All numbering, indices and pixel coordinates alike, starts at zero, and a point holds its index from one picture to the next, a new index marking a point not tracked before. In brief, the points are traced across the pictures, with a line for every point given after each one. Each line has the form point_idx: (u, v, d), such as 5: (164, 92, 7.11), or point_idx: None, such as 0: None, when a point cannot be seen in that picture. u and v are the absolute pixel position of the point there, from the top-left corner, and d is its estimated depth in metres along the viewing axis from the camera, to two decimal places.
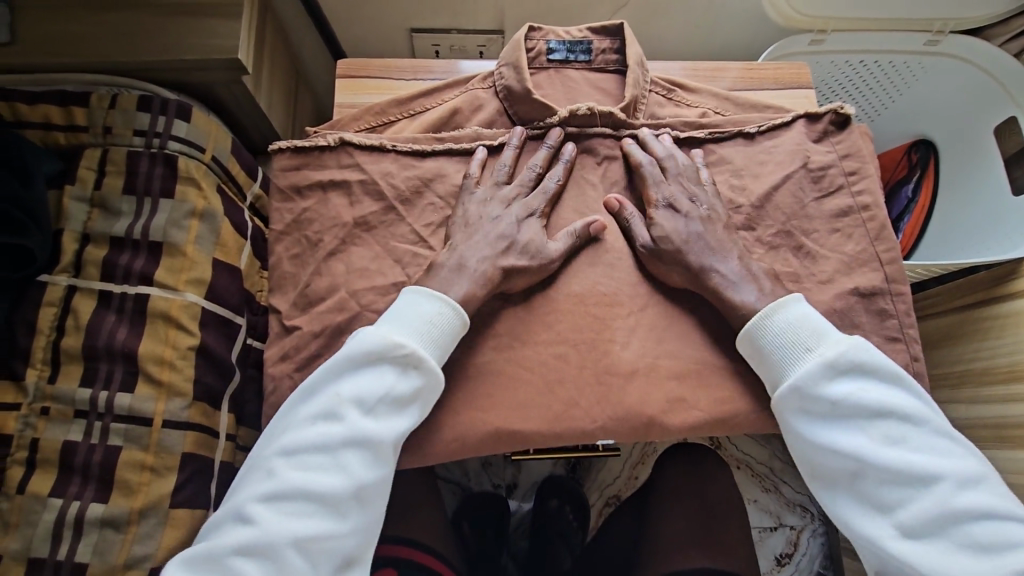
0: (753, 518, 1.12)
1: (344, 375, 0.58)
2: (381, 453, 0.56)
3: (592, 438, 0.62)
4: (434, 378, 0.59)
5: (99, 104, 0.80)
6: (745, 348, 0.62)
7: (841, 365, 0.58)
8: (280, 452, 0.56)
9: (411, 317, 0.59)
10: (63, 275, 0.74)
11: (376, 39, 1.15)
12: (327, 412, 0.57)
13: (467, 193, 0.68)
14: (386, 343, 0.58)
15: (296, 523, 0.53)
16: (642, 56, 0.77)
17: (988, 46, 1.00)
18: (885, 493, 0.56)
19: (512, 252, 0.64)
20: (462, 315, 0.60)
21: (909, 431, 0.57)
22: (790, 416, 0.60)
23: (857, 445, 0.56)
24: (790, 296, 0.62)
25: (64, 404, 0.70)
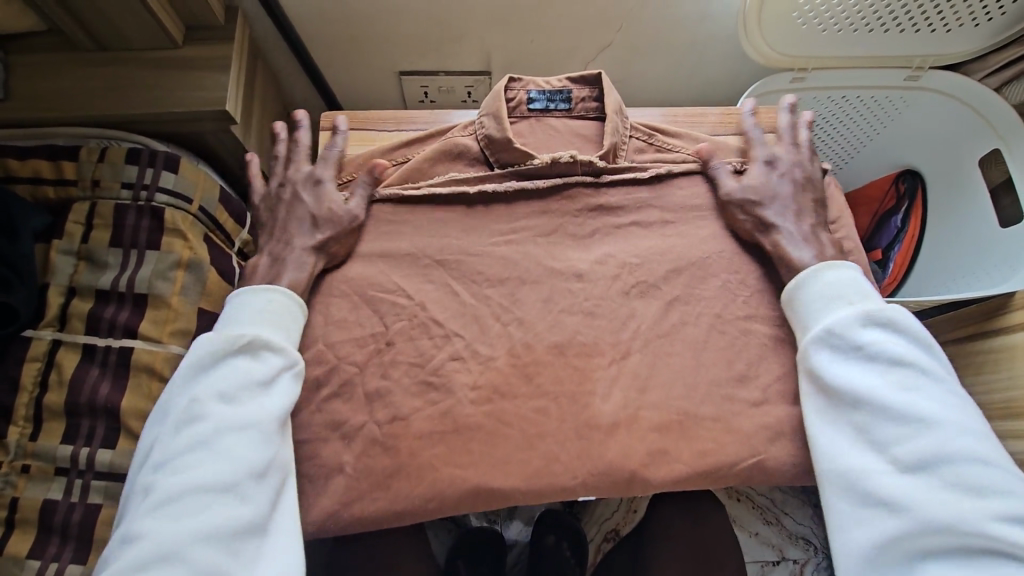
0: (754, 552, 1.09)
1: (200, 375, 0.59)
2: (263, 432, 0.57)
3: (573, 492, 0.61)
4: (288, 357, 0.61)
5: (88, 158, 0.82)
6: (788, 298, 0.66)
7: (876, 317, 0.60)
8: (156, 467, 0.56)
9: (247, 312, 0.62)
10: (48, 330, 0.75)
11: (364, 83, 1.17)
12: (188, 417, 0.57)
13: (258, 195, 0.74)
14: (225, 340, 0.60)
15: (194, 521, 0.53)
16: (620, 104, 0.78)
17: (967, 81, 1.01)
18: (886, 432, 0.57)
19: (313, 228, 0.68)
20: (290, 293, 0.64)
21: (926, 381, 0.58)
22: (812, 357, 0.62)
23: (873, 385, 0.58)
24: (844, 261, 0.65)
25: (45, 462, 0.70)
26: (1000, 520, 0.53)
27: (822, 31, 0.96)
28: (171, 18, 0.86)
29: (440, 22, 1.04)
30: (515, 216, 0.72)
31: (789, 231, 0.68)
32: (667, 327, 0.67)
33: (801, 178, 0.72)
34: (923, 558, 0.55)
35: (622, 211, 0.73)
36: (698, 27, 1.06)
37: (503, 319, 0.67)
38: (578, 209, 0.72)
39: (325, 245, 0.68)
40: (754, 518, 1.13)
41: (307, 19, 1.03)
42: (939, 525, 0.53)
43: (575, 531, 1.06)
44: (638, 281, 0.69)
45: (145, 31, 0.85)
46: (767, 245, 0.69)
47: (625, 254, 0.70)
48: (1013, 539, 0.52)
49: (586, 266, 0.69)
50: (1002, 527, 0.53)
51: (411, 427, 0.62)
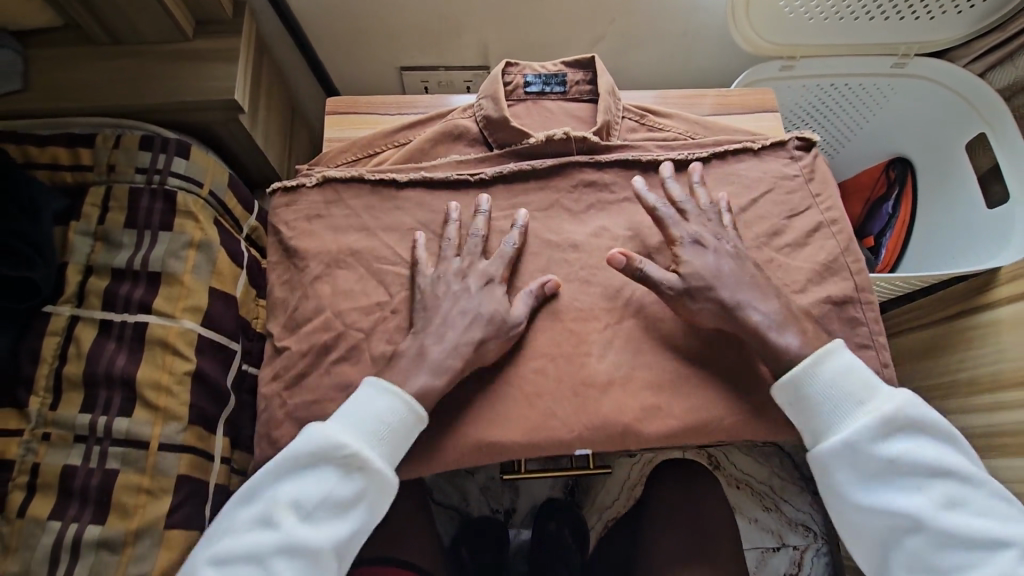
0: (755, 539, 1.13)
1: (290, 474, 0.59)
2: (317, 560, 0.57)
3: (569, 447, 0.64)
4: (377, 479, 0.59)
5: (104, 145, 0.85)
6: (782, 395, 0.63)
7: (895, 424, 0.59)
8: (216, 556, 0.58)
9: (359, 418, 0.60)
10: (67, 306, 0.78)
11: (368, 78, 1.21)
12: (265, 516, 0.58)
13: (420, 275, 0.69)
14: (325, 446, 0.59)
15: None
16: (613, 85, 0.81)
17: (953, 67, 1.04)
18: (944, 555, 0.57)
19: (473, 327, 0.64)
20: (413, 407, 0.61)
21: (966, 491, 0.58)
22: (838, 476, 0.61)
23: (919, 507, 0.58)
24: (836, 342, 0.63)
25: (64, 430, 0.73)
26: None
27: (809, 20, 0.99)
28: (183, 12, 0.90)
29: (440, 17, 1.08)
30: (513, 192, 0.75)
31: (763, 316, 0.63)
32: (659, 294, 0.70)
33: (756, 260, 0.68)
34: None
35: (615, 185, 0.76)
36: (690, 18, 1.10)
37: (502, 287, 0.70)
38: (573, 184, 0.75)
39: (481, 344, 0.63)
40: (754, 506, 1.15)
41: (314, 16, 1.07)
42: None
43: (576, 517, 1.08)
44: (631, 251, 0.72)
45: (158, 25, 0.89)
46: (730, 326, 0.64)
47: (618, 226, 0.74)
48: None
49: (582, 237, 0.73)
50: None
51: None
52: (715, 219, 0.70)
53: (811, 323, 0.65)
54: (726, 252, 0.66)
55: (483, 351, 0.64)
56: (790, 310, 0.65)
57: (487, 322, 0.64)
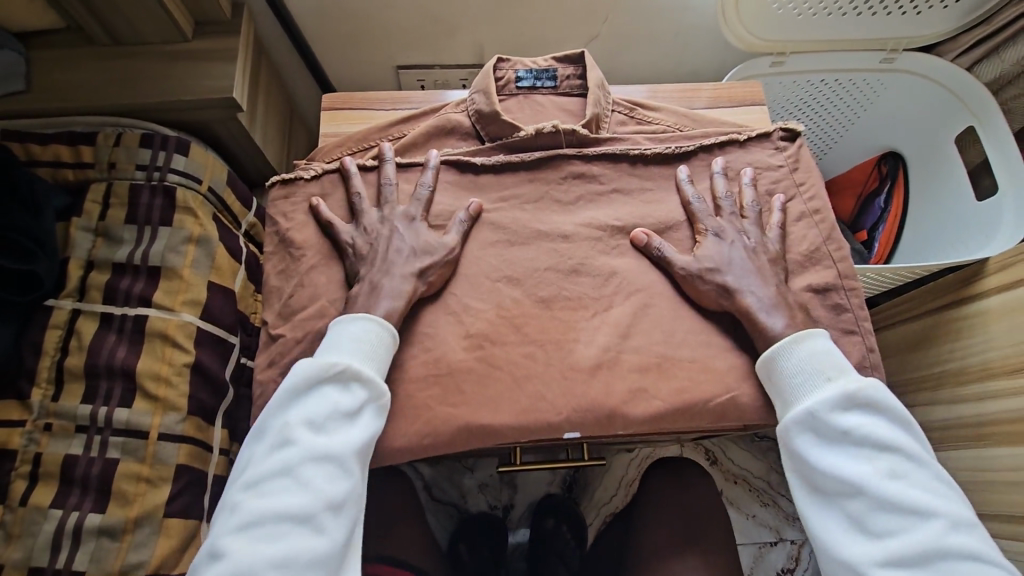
0: (753, 533, 1.14)
1: (300, 397, 0.60)
2: (343, 466, 0.58)
3: (558, 429, 0.64)
4: (377, 390, 0.61)
5: (105, 143, 0.87)
6: (761, 373, 0.65)
7: (859, 398, 0.59)
8: (244, 486, 0.58)
9: (347, 340, 0.62)
10: (68, 300, 0.80)
11: (365, 78, 1.23)
12: (279, 440, 0.59)
13: (346, 233, 0.72)
14: (321, 367, 0.60)
15: (273, 546, 0.54)
16: (602, 79, 0.83)
17: (939, 62, 1.05)
18: (880, 520, 0.56)
19: (414, 258, 0.68)
20: (390, 326, 0.64)
21: (913, 468, 0.57)
22: (795, 438, 0.60)
23: (862, 473, 0.57)
24: (819, 330, 0.64)
25: (66, 420, 0.74)
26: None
27: (799, 16, 1.00)
28: (182, 13, 0.91)
29: (434, 17, 1.10)
30: (503, 183, 0.76)
31: (757, 297, 0.66)
32: (647, 281, 0.71)
33: (754, 245, 0.71)
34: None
35: (604, 176, 0.77)
36: (681, 16, 1.11)
37: (492, 276, 0.71)
38: (562, 175, 0.77)
39: (425, 274, 0.68)
40: (751, 501, 1.16)
41: (311, 17, 1.09)
42: None
43: (574, 514, 1.09)
44: (619, 241, 0.74)
45: (159, 26, 0.91)
46: (730, 307, 0.67)
47: (607, 217, 0.75)
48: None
49: (571, 227, 0.74)
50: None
51: (406, 372, 0.66)
52: (748, 221, 0.73)
53: (805, 314, 0.67)
54: (748, 247, 0.70)
55: (429, 278, 0.68)
56: (788, 297, 0.67)
57: (428, 252, 0.69)
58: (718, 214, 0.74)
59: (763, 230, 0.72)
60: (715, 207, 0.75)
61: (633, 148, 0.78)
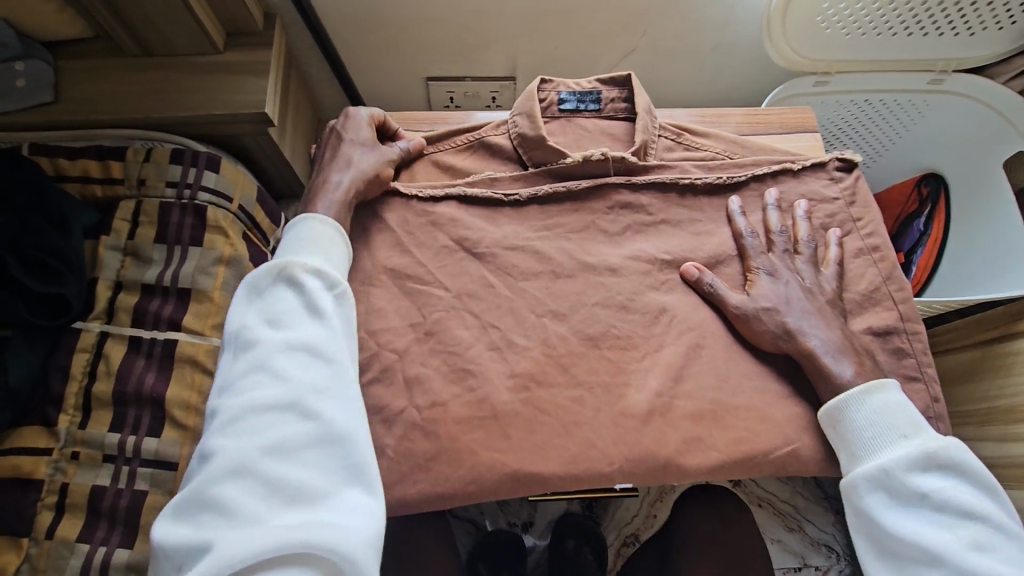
0: (774, 560, 0.95)
1: (256, 303, 0.60)
2: (309, 349, 0.57)
3: (609, 479, 0.62)
4: (330, 277, 0.62)
5: (134, 158, 0.84)
6: (826, 423, 0.63)
7: (939, 458, 0.58)
8: (222, 392, 0.57)
9: (293, 245, 0.64)
10: (97, 322, 0.77)
11: (393, 90, 1.20)
12: (243, 345, 0.58)
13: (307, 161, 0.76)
14: (269, 270, 0.61)
15: (260, 435, 0.53)
16: (650, 104, 0.80)
17: (991, 84, 1.01)
18: None
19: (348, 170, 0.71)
20: (332, 224, 0.66)
21: (999, 541, 0.55)
22: (866, 497, 0.59)
23: (944, 541, 0.55)
24: (890, 381, 0.62)
25: (93, 449, 0.72)
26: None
27: (846, 35, 0.97)
28: (214, 24, 0.89)
29: (468, 29, 1.07)
30: (549, 212, 0.74)
31: (821, 341, 0.64)
32: (699, 319, 0.68)
33: (809, 283, 0.69)
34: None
35: (653, 207, 0.74)
36: (723, 32, 1.08)
37: (538, 310, 0.69)
38: (609, 205, 0.74)
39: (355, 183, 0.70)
40: (776, 524, 0.99)
41: (341, 27, 1.06)
42: None
43: (598, 536, 1.00)
44: (669, 277, 0.71)
45: (190, 37, 0.88)
46: (790, 350, 0.65)
47: (656, 250, 0.72)
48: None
49: (619, 260, 0.71)
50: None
51: (449, 412, 0.63)
52: (804, 259, 0.71)
53: (871, 360, 0.65)
54: (807, 286, 0.68)
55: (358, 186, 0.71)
56: (851, 340, 0.65)
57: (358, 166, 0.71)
58: (771, 249, 0.71)
59: (819, 271, 0.70)
60: (765, 240, 0.72)
61: (686, 178, 0.75)
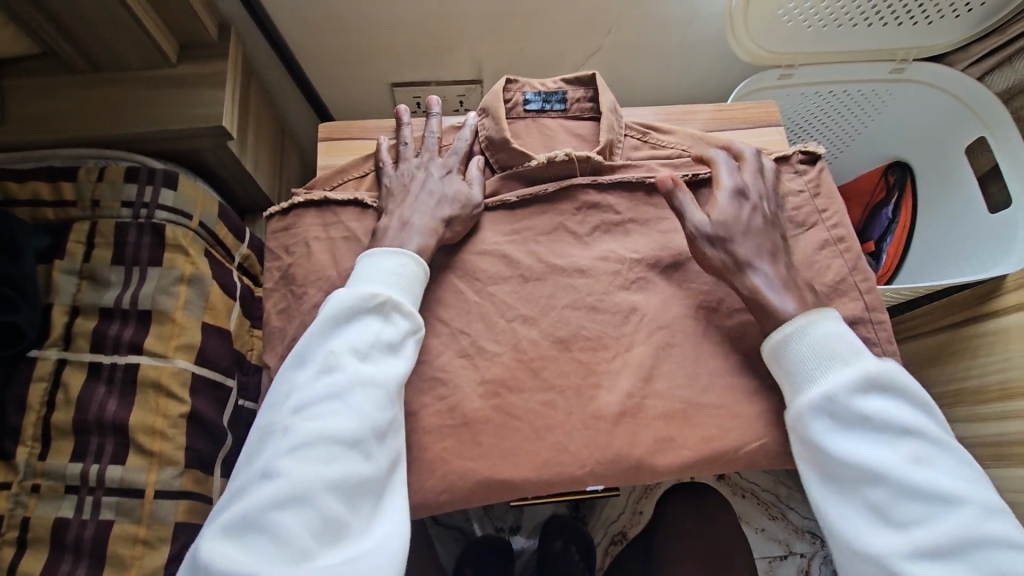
0: (760, 548, 1.01)
1: (340, 327, 0.58)
2: (388, 392, 0.56)
3: (582, 482, 0.62)
4: (415, 321, 0.61)
5: (87, 178, 0.82)
6: (769, 355, 0.62)
7: (878, 380, 0.58)
8: (290, 410, 0.54)
9: (378, 273, 0.61)
10: (53, 349, 0.75)
11: (358, 97, 1.19)
12: (324, 367, 0.56)
13: (386, 176, 0.75)
14: (360, 295, 0.59)
15: (325, 468, 0.51)
16: (615, 104, 0.80)
17: (950, 71, 1.03)
18: (905, 508, 0.54)
19: (444, 203, 0.69)
20: (421, 263, 0.64)
21: (936, 454, 0.56)
22: (813, 423, 0.58)
23: (886, 458, 0.55)
24: (830, 309, 0.62)
25: (54, 481, 0.70)
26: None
27: (807, 28, 0.97)
28: (166, 36, 0.87)
29: (431, 33, 1.06)
30: (517, 216, 0.73)
31: (764, 275, 0.64)
32: (669, 316, 0.68)
33: (770, 211, 0.69)
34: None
35: (620, 206, 0.74)
36: (685, 29, 1.08)
37: (507, 315, 0.68)
38: (576, 205, 0.74)
39: (451, 221, 0.69)
40: (759, 513, 1.04)
41: (302, 37, 1.04)
42: None
43: (585, 536, 1.00)
44: (639, 275, 0.71)
45: (143, 52, 0.86)
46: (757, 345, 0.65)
47: (623, 249, 0.72)
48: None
49: (588, 261, 0.71)
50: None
51: (420, 422, 0.63)
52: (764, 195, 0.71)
53: (814, 293, 0.65)
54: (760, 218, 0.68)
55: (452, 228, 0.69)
56: None
57: (451, 199, 0.70)
58: None
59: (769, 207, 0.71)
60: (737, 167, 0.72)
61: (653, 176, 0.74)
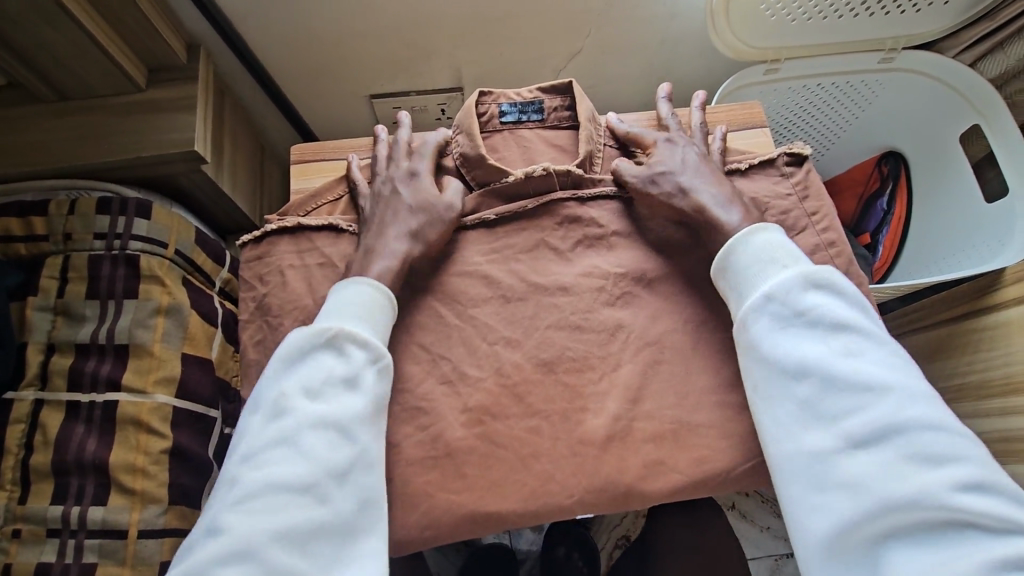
0: (769, 547, 1.05)
1: (293, 366, 0.58)
2: (342, 431, 0.55)
3: (570, 511, 0.60)
4: (375, 350, 0.59)
5: (58, 212, 0.81)
6: (716, 269, 0.65)
7: (815, 280, 0.59)
8: (243, 457, 0.55)
9: (335, 306, 0.61)
10: (29, 390, 0.74)
11: (337, 112, 1.17)
12: (276, 411, 0.56)
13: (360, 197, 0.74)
14: (310, 334, 0.59)
15: (272, 518, 0.51)
16: (592, 111, 0.78)
17: (943, 59, 1.00)
18: (836, 400, 0.54)
19: (415, 231, 0.67)
20: (383, 288, 0.63)
21: (870, 347, 0.56)
22: (755, 327, 0.60)
23: (817, 351, 0.56)
24: (772, 225, 0.64)
25: (35, 525, 0.69)
26: (959, 488, 0.50)
27: (790, 21, 0.95)
28: (131, 62, 0.85)
29: (406, 43, 1.04)
30: (496, 235, 0.72)
31: (709, 194, 0.67)
32: (655, 333, 0.67)
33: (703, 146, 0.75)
34: (883, 542, 0.51)
35: (603, 219, 0.72)
36: (667, 26, 1.06)
37: (489, 339, 0.66)
38: (556, 220, 0.72)
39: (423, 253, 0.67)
40: (764, 512, 1.08)
41: (275, 53, 1.02)
42: (898, 505, 0.50)
43: (588, 541, 0.99)
44: (624, 290, 0.69)
45: (110, 78, 0.84)
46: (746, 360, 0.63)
47: (606, 265, 0.70)
48: (972, 508, 0.49)
49: (570, 279, 0.69)
50: (962, 497, 0.49)
51: (403, 454, 0.61)
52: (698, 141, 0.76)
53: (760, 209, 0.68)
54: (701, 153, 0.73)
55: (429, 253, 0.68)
56: None
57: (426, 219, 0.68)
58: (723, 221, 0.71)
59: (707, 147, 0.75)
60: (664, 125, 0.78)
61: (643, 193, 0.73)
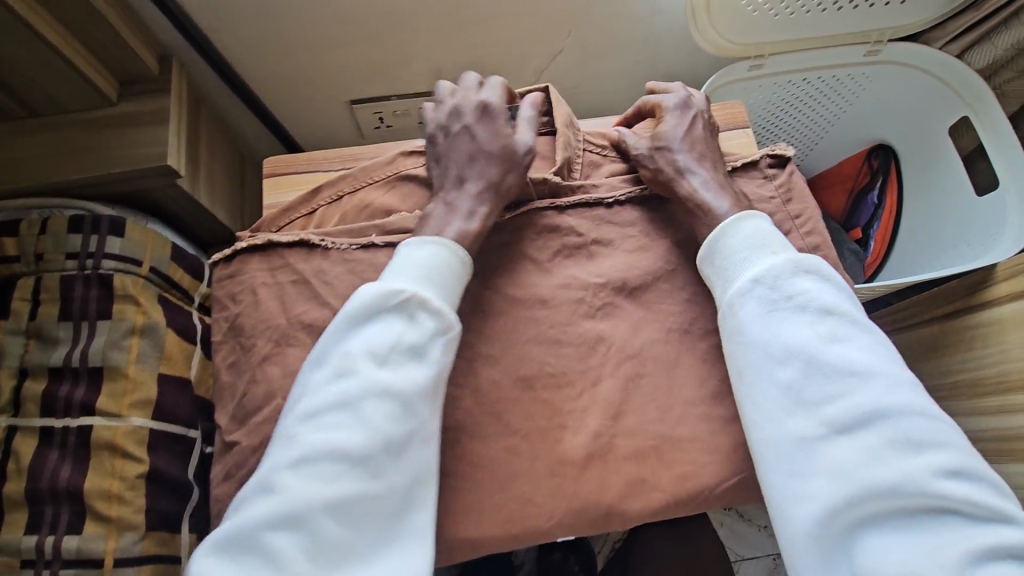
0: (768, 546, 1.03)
1: (361, 326, 0.56)
2: (409, 404, 0.53)
3: (550, 533, 0.59)
4: (445, 319, 0.57)
5: (29, 232, 0.79)
6: (704, 255, 0.64)
7: (801, 266, 0.58)
8: (301, 417, 0.53)
9: (411, 265, 0.59)
10: (3, 416, 0.72)
11: (316, 119, 1.15)
12: (343, 369, 0.54)
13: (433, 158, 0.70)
14: (382, 293, 0.57)
15: (329, 487, 0.50)
16: (570, 116, 0.77)
17: (932, 51, 0.97)
18: (819, 385, 0.53)
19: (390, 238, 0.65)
20: (460, 253, 0.61)
21: (854, 333, 0.54)
22: (741, 312, 0.58)
23: (801, 335, 0.54)
24: (757, 213, 0.64)
25: (10, 555, 0.67)
26: (943, 475, 0.48)
27: (774, 16, 0.93)
28: (102, 76, 0.83)
29: (383, 47, 1.01)
30: None
31: (703, 179, 0.67)
32: (636, 345, 0.65)
33: (709, 125, 0.73)
34: (866, 530, 0.49)
35: (582, 228, 0.70)
36: (650, 24, 1.04)
37: (466, 355, 0.65)
38: (534, 230, 0.70)
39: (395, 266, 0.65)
40: (762, 511, 1.06)
41: (249, 61, 1.00)
42: (880, 492, 0.48)
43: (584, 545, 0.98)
44: (604, 300, 0.67)
45: (79, 94, 0.83)
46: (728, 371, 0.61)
47: (585, 275, 0.68)
48: (957, 495, 0.47)
49: (549, 291, 0.67)
50: (946, 484, 0.48)
51: None
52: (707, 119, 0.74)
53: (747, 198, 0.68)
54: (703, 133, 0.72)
55: None
56: None
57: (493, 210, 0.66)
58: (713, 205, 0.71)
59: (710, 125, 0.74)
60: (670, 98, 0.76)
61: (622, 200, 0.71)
